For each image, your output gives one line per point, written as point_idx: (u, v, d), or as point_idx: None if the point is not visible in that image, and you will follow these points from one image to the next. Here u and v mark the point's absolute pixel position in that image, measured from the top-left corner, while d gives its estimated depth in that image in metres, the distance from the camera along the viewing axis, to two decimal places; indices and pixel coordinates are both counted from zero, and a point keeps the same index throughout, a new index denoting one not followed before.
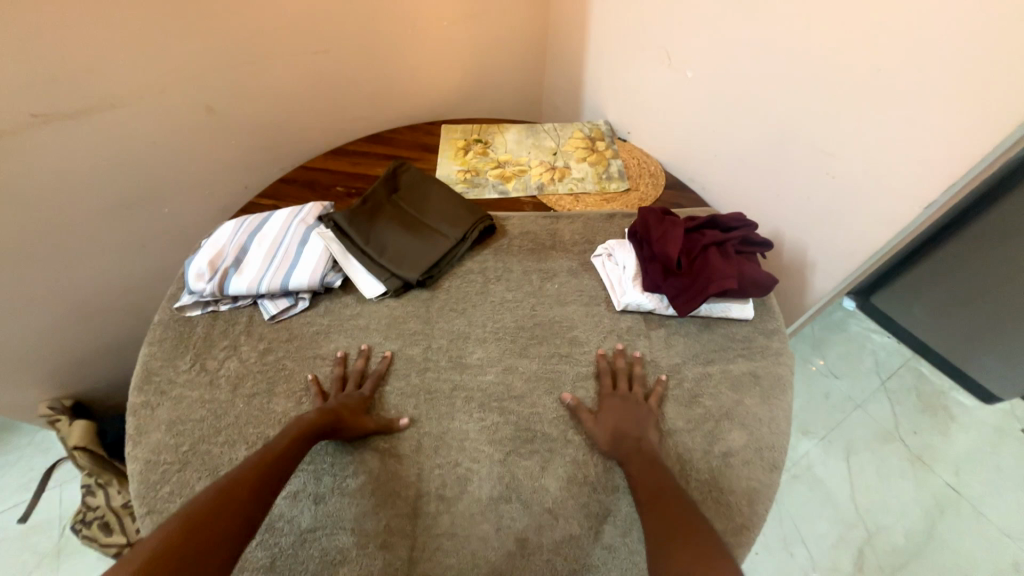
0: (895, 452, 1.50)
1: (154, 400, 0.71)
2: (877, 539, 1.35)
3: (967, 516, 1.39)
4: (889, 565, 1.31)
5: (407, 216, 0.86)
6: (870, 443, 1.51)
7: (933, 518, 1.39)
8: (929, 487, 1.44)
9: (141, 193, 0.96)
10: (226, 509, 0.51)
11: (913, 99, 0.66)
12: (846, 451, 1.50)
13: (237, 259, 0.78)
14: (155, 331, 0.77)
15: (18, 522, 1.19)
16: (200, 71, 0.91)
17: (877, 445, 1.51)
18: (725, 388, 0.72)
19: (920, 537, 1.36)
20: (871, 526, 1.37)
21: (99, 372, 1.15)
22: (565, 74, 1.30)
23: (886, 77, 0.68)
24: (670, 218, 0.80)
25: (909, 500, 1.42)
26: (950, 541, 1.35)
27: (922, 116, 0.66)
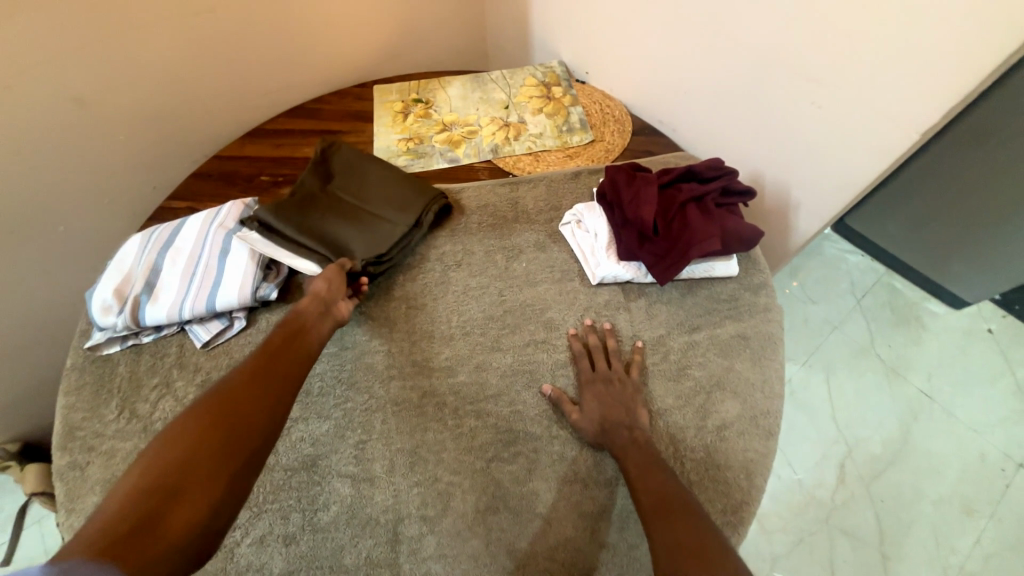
0: (873, 369, 1.54)
1: (83, 459, 0.62)
2: (858, 453, 1.41)
3: (939, 420, 1.46)
4: (867, 473, 1.38)
5: (347, 205, 0.74)
6: (850, 364, 1.55)
7: (909, 427, 1.45)
8: (903, 397, 1.49)
9: (21, 212, 0.81)
10: (231, 415, 0.48)
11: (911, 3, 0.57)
12: (826, 372, 1.54)
13: (149, 283, 0.67)
14: (70, 377, 0.67)
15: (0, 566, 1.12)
16: (55, 52, 0.73)
17: (855, 365, 1.54)
18: (713, 354, 0.68)
19: (897, 445, 1.43)
20: (853, 442, 1.43)
21: (38, 412, 1.04)
22: (508, 7, 1.12)
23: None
24: (641, 175, 0.72)
25: (886, 413, 1.47)
26: (925, 446, 1.43)
27: (923, 23, 0.57)
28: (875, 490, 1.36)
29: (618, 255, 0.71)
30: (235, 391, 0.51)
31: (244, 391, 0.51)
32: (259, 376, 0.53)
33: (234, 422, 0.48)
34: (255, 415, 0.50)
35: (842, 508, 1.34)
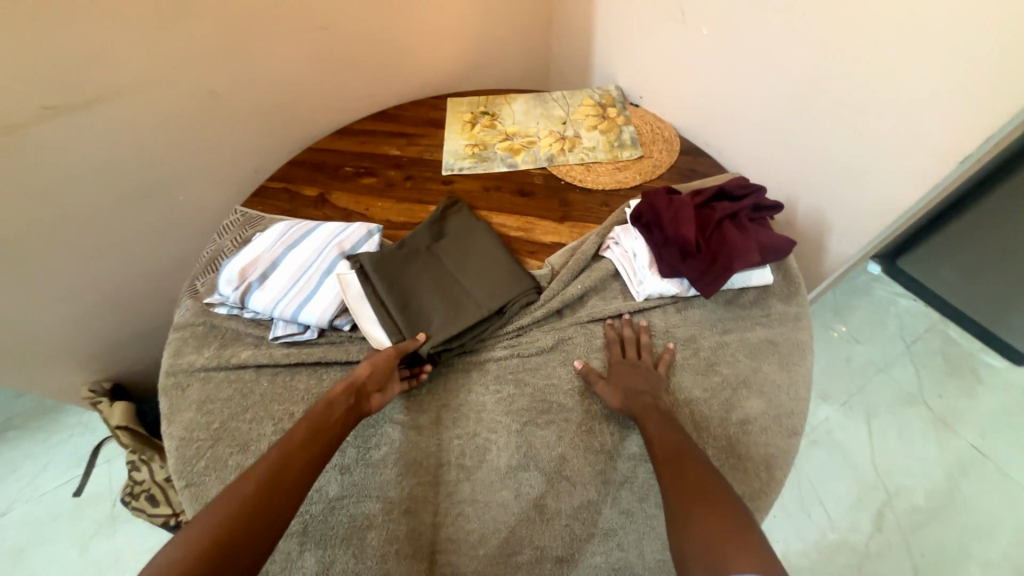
0: (919, 416, 1.47)
1: (185, 381, 0.74)
2: (898, 501, 1.35)
3: (992, 478, 1.37)
4: (907, 526, 1.31)
5: (440, 274, 0.78)
6: (893, 408, 1.49)
7: (956, 481, 1.37)
8: (952, 450, 1.42)
9: (155, 180, 0.98)
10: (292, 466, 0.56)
11: (948, 42, 0.62)
12: (867, 415, 1.48)
13: (265, 273, 0.78)
14: (181, 315, 0.81)
15: (74, 496, 1.26)
16: (200, 53, 0.90)
17: (900, 411, 1.49)
18: (743, 355, 0.72)
19: (942, 499, 1.35)
20: (892, 490, 1.36)
21: (132, 355, 1.20)
22: (573, 36, 1.24)
23: (917, 22, 0.63)
24: (677, 198, 0.76)
25: (932, 464, 1.40)
26: (974, 504, 1.34)
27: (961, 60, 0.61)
28: (915, 544, 1.29)
29: (660, 273, 0.76)
30: (290, 452, 0.57)
31: (298, 453, 0.57)
32: (312, 436, 0.59)
33: (282, 485, 0.54)
34: (302, 479, 0.55)
35: (877, 559, 1.27)
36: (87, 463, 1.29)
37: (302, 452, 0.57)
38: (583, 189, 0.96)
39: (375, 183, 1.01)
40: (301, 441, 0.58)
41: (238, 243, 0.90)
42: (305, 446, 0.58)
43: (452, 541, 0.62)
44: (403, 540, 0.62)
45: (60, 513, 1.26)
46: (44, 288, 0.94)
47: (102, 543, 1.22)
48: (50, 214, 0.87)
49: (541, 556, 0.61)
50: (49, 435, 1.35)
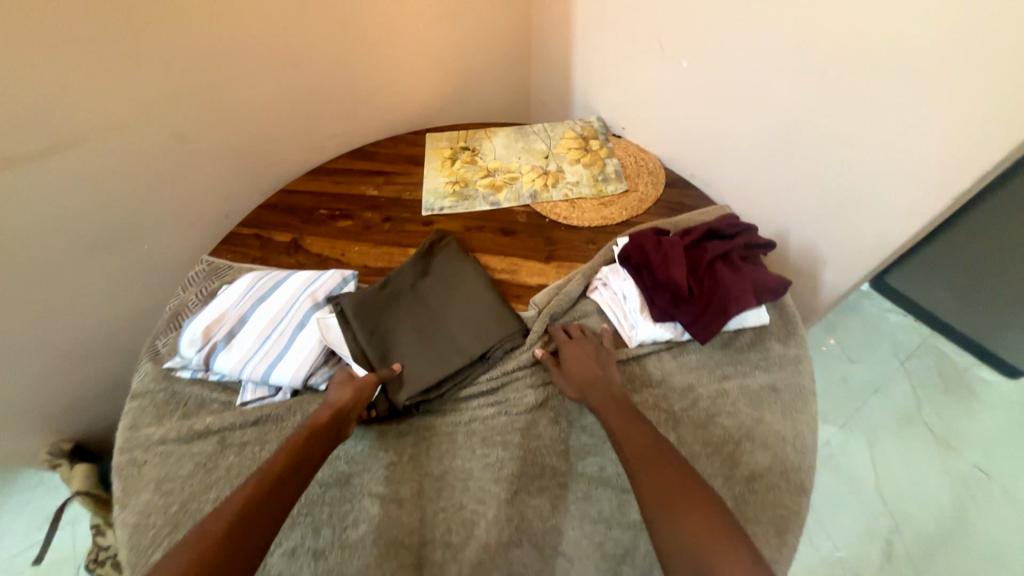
0: (918, 436, 1.45)
1: (141, 458, 0.68)
2: (904, 528, 1.31)
3: (995, 498, 1.35)
4: (916, 554, 1.28)
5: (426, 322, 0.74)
6: (892, 429, 1.47)
7: (961, 503, 1.35)
8: (954, 472, 1.39)
9: (117, 230, 0.92)
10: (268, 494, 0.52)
11: (937, 78, 0.61)
12: (867, 438, 1.45)
13: (231, 332, 0.73)
14: (141, 382, 0.74)
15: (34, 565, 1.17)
16: (164, 98, 0.86)
17: (899, 431, 1.46)
18: (743, 404, 0.68)
19: (948, 523, 1.32)
20: (898, 516, 1.33)
21: (95, 413, 1.12)
22: (552, 68, 1.23)
23: (903, 58, 0.63)
24: (666, 239, 0.73)
25: (935, 487, 1.37)
26: (980, 527, 1.31)
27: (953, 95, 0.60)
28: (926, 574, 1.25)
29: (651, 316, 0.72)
30: (260, 497, 0.52)
31: (269, 499, 0.52)
32: (284, 478, 0.54)
33: (241, 547, 0.47)
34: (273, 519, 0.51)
35: None
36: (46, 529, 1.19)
37: (262, 504, 0.51)
38: (567, 227, 0.93)
39: (352, 227, 0.96)
40: (260, 489, 0.52)
41: (203, 296, 0.85)
42: (266, 496, 0.52)
43: None
44: None
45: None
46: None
47: None
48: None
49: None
50: None
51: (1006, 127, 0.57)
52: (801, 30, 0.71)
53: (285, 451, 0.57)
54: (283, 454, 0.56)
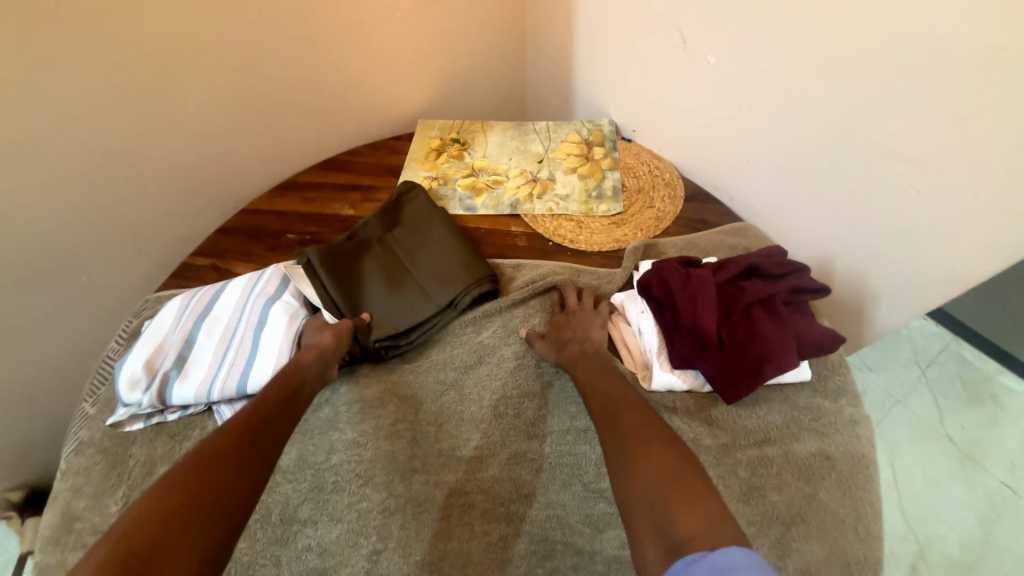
0: (943, 449, 1.37)
1: (71, 558, 0.56)
2: (930, 549, 1.24)
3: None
4: None
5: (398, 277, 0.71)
6: (913, 441, 1.39)
7: (990, 523, 1.27)
8: (981, 488, 1.32)
9: (51, 267, 0.78)
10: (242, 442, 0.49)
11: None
12: (889, 452, 1.37)
13: (182, 356, 0.63)
14: (76, 456, 0.62)
15: None
16: (97, 110, 0.73)
17: (920, 443, 1.38)
18: (791, 476, 0.57)
19: (977, 544, 1.24)
20: (923, 537, 1.25)
21: (47, 466, 0.98)
22: (551, 61, 1.09)
23: (1000, 60, 0.52)
24: (696, 272, 0.61)
25: (961, 504, 1.29)
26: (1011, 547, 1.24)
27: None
28: None
29: (671, 364, 0.61)
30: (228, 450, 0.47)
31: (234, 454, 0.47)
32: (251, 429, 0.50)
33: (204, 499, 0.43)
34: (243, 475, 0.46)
35: None
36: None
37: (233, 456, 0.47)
38: (574, 251, 0.81)
39: None
40: (232, 437, 0.48)
41: (125, 337, 0.72)
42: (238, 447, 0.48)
43: None
44: None
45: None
46: None
47: None
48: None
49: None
50: None
51: None
52: (861, 25, 0.60)
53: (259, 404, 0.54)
54: (259, 407, 0.53)
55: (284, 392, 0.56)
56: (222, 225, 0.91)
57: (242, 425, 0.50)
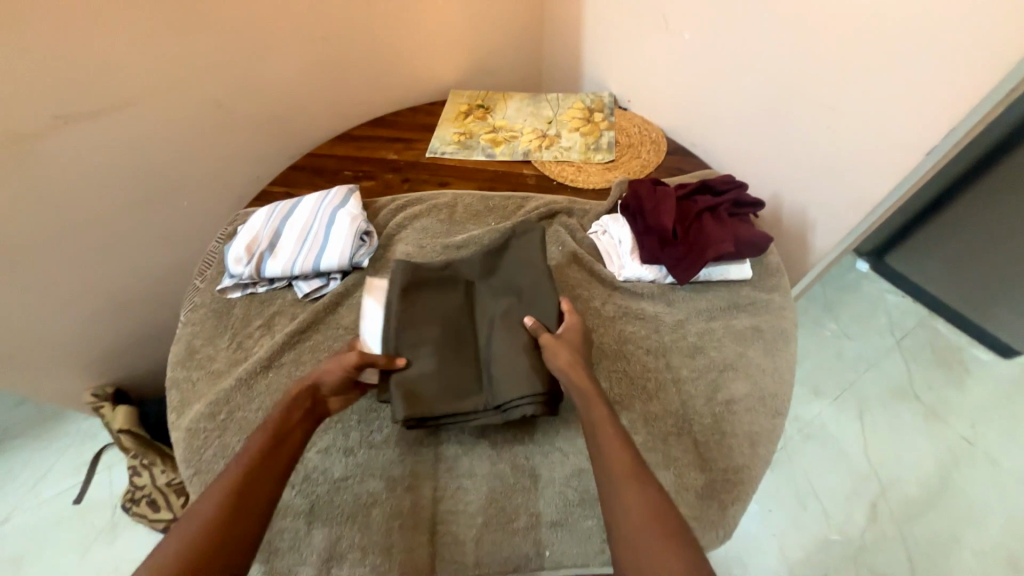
0: (908, 408, 1.36)
1: (195, 375, 0.77)
2: (891, 490, 1.24)
3: (982, 468, 1.28)
4: (901, 513, 1.21)
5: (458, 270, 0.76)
6: (883, 400, 1.38)
7: (948, 467, 1.27)
8: (942, 441, 1.31)
9: (162, 189, 0.98)
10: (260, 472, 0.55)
11: (921, 47, 0.69)
12: (858, 408, 1.37)
13: (272, 243, 0.84)
14: (195, 311, 0.83)
15: (73, 504, 1.21)
16: (209, 67, 0.92)
17: (888, 403, 1.37)
18: (728, 340, 0.75)
19: (935, 487, 1.25)
20: (884, 478, 1.26)
21: (136, 366, 1.18)
22: (565, 44, 1.29)
23: (893, 29, 0.71)
24: (661, 189, 0.80)
25: (922, 455, 1.29)
26: (966, 492, 1.24)
27: (934, 62, 0.68)
28: (909, 534, 1.18)
29: (639, 258, 0.81)
30: (256, 470, 0.55)
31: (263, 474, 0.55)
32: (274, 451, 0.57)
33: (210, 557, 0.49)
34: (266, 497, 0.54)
35: (873, 550, 1.16)
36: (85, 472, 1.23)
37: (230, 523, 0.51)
38: (574, 188, 1.00)
39: (374, 186, 1.03)
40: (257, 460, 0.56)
41: (223, 239, 0.92)
42: (232, 515, 0.52)
43: (451, 513, 0.64)
44: (404, 514, 0.64)
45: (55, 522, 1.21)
46: (50, 291, 0.94)
47: (103, 550, 1.17)
48: (49, 218, 0.87)
49: (544, 548, 0.62)
50: (47, 442, 1.30)
51: (969, 86, 0.67)
52: (803, 7, 0.79)
53: (252, 462, 0.55)
54: (251, 470, 0.55)
55: (271, 442, 0.57)
56: (290, 164, 1.11)
57: (245, 482, 0.54)
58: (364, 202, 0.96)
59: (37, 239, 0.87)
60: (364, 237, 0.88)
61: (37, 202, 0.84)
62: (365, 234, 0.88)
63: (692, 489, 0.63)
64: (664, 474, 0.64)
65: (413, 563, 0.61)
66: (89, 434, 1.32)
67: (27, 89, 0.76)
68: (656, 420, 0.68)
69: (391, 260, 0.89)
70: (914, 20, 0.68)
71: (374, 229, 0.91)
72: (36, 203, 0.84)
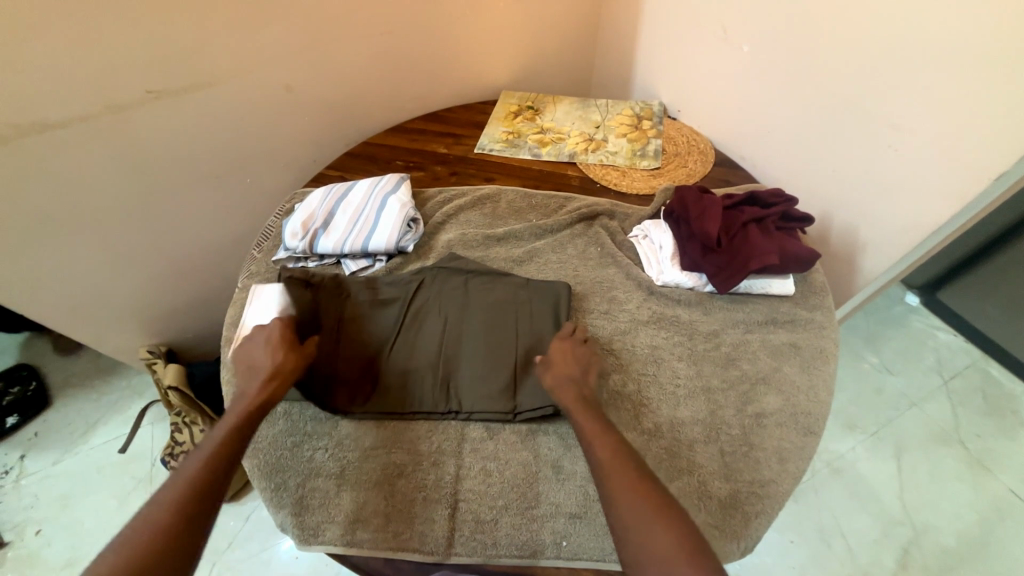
0: (952, 455, 1.28)
1: (244, 334, 0.82)
2: (925, 538, 1.17)
3: None
4: (935, 565, 1.13)
5: (438, 292, 0.81)
6: (924, 443, 1.30)
7: (991, 524, 1.18)
8: (987, 495, 1.23)
9: (231, 165, 1.06)
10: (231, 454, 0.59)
11: (1001, 69, 0.66)
12: (896, 449, 1.30)
13: (326, 221, 0.89)
14: (253, 277, 0.89)
15: (118, 452, 1.29)
16: (284, 55, 0.98)
17: (931, 447, 1.29)
18: (764, 355, 0.74)
19: (975, 541, 1.16)
20: (919, 525, 1.18)
21: (188, 327, 1.26)
22: (620, 52, 1.30)
23: (970, 47, 0.68)
24: (707, 197, 0.81)
25: (964, 505, 1.21)
26: (1012, 553, 1.15)
27: (1013, 84, 0.66)
28: None
29: (679, 265, 0.81)
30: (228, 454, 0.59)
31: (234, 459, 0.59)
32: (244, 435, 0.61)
33: (206, 496, 0.54)
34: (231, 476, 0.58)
35: None
36: (132, 423, 1.31)
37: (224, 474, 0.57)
38: (617, 192, 1.01)
39: (423, 177, 1.07)
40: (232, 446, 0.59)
41: (282, 215, 0.99)
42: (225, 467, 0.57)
43: (472, 491, 0.66)
44: (430, 488, 0.66)
45: (101, 468, 1.28)
46: (124, 249, 1.02)
47: (141, 499, 1.23)
48: (132, 181, 0.95)
49: (561, 538, 0.63)
50: (101, 394, 1.39)
51: None
52: (872, 22, 0.77)
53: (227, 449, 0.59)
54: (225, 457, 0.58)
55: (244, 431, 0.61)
56: (346, 152, 1.17)
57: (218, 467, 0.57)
58: (412, 191, 1.00)
59: (119, 200, 0.96)
60: (411, 223, 0.92)
61: (123, 167, 0.93)
62: (412, 220, 0.91)
63: (715, 498, 0.63)
64: (689, 480, 0.64)
65: (432, 534, 0.64)
66: (138, 389, 1.41)
67: (128, 64, 0.84)
68: (683, 425, 0.68)
69: (434, 247, 0.92)
70: (991, 40, 0.66)
71: (421, 217, 0.95)
72: (123, 167, 0.93)
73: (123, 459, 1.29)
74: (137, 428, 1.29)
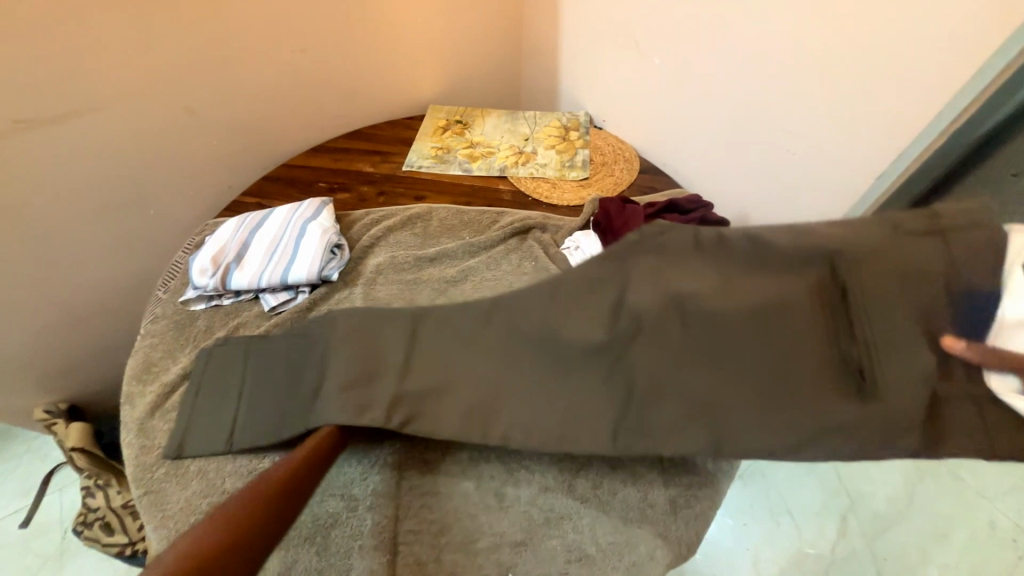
0: None
1: (149, 389, 0.74)
2: (861, 503, 1.18)
3: None
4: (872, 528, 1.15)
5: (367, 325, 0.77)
6: None
7: None
8: None
9: (130, 194, 0.95)
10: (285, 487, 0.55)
11: (869, 79, 0.72)
12: None
13: (239, 254, 0.82)
14: (158, 321, 0.80)
15: (19, 528, 1.11)
16: (181, 75, 0.91)
17: None
18: None
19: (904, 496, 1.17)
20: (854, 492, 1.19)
21: (91, 380, 1.11)
22: (544, 62, 1.31)
23: (850, 56, 0.73)
24: (630, 207, 0.85)
25: None
26: None
27: (883, 92, 0.72)
28: (879, 548, 1.13)
29: None
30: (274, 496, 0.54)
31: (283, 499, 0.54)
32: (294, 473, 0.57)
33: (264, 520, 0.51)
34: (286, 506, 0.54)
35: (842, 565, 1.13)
36: (35, 493, 1.14)
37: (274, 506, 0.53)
38: (549, 204, 1.02)
39: (349, 199, 1.02)
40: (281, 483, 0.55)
41: (191, 248, 0.90)
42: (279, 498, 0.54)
43: (414, 532, 0.62)
44: (367, 534, 0.62)
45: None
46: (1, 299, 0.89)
47: None
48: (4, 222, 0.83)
49: (506, 569, 0.61)
50: None
51: (906, 117, 0.71)
52: (766, 33, 0.82)
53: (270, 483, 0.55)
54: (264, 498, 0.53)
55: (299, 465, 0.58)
56: (263, 175, 1.09)
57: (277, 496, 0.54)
58: (337, 215, 0.95)
59: None
60: (335, 250, 0.87)
61: None
62: (336, 246, 0.87)
63: (658, 505, 0.65)
64: (629, 491, 0.66)
65: None
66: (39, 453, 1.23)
67: None
68: None
69: (361, 272, 0.87)
70: (860, 53, 0.72)
71: (346, 242, 0.90)
72: None
73: (26, 536, 1.12)
74: (40, 497, 1.12)
